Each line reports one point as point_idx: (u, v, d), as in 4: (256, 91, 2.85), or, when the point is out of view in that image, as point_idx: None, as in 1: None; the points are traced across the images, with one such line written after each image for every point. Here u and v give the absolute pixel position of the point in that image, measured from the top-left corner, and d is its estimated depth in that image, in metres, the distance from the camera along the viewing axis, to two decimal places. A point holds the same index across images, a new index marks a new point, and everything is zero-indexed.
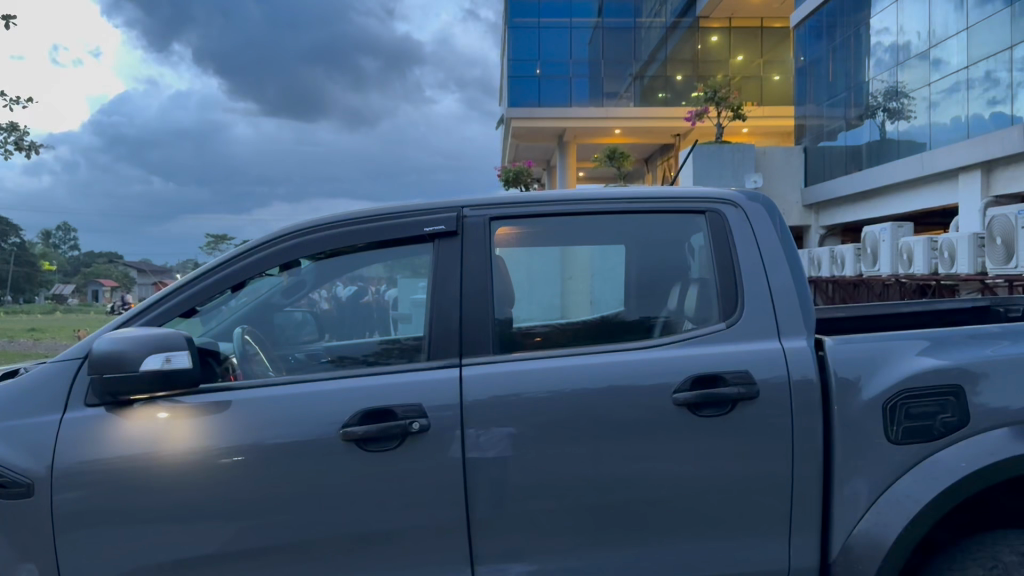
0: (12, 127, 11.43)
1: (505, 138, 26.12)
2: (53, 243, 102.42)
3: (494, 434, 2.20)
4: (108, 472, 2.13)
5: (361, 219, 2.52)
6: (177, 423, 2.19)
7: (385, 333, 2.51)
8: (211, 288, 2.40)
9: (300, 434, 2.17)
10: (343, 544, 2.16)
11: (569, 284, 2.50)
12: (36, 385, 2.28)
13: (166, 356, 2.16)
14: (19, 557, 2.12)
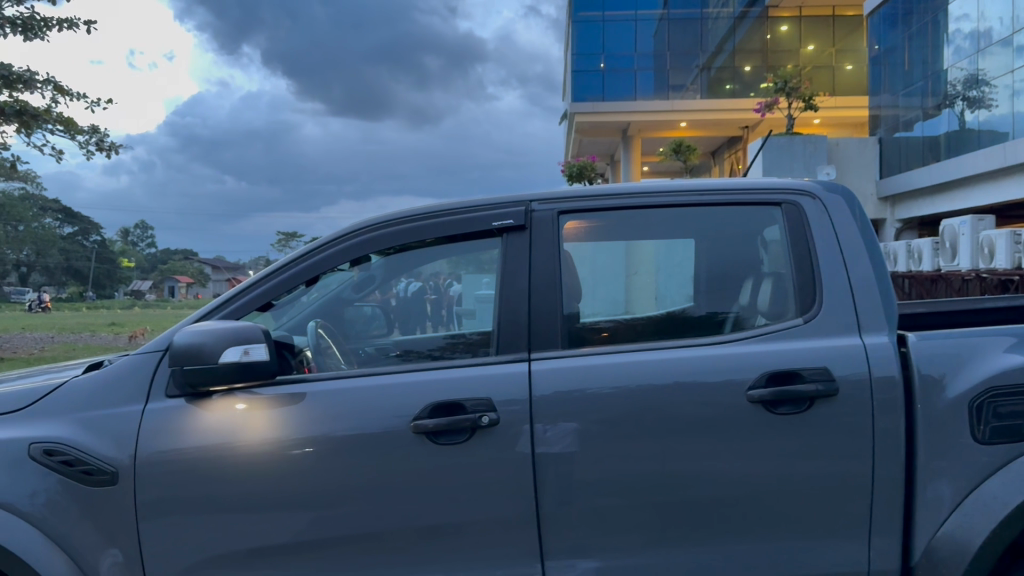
0: (94, 128, 11.97)
1: (568, 134, 25.93)
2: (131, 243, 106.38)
3: (562, 430, 2.19)
4: (191, 462, 2.19)
5: (428, 214, 2.53)
6: (254, 415, 2.23)
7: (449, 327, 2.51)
8: (286, 284, 2.44)
9: (370, 426, 2.20)
10: (411, 536, 2.18)
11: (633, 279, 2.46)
12: (118, 377, 2.34)
13: (245, 348, 2.21)
14: (104, 543, 2.18)
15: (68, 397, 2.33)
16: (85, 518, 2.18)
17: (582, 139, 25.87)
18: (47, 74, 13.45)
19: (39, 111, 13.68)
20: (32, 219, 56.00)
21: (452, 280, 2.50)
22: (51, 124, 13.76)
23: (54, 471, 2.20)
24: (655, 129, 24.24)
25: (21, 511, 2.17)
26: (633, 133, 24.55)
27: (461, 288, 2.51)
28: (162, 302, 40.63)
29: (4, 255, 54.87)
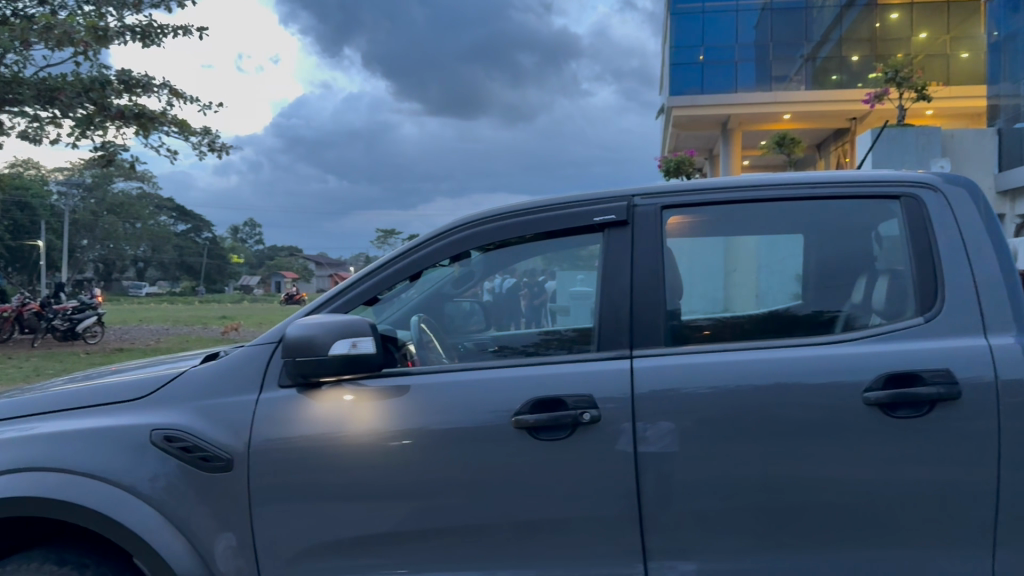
0: (206, 131, 12.65)
1: (665, 129, 25.43)
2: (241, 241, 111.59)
3: (664, 428, 2.17)
4: (303, 449, 2.25)
5: (526, 211, 2.53)
6: (362, 406, 2.28)
7: (543, 324, 2.52)
8: (390, 279, 2.50)
9: (473, 418, 2.22)
10: (511, 530, 2.19)
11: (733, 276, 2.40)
12: (233, 368, 2.42)
13: (353, 341, 2.27)
14: (219, 528, 2.25)
15: (186, 386, 2.41)
16: (201, 502, 2.26)
17: (679, 133, 25.39)
18: (165, 79, 14.30)
19: (156, 114, 14.53)
20: (150, 216, 59.05)
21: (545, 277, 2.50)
22: (166, 125, 14.58)
23: (174, 456, 2.28)
24: (758, 121, 23.41)
25: (144, 493, 2.26)
26: (733, 126, 23.80)
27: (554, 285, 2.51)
28: (283, 293, 41.77)
29: (123, 250, 57.99)
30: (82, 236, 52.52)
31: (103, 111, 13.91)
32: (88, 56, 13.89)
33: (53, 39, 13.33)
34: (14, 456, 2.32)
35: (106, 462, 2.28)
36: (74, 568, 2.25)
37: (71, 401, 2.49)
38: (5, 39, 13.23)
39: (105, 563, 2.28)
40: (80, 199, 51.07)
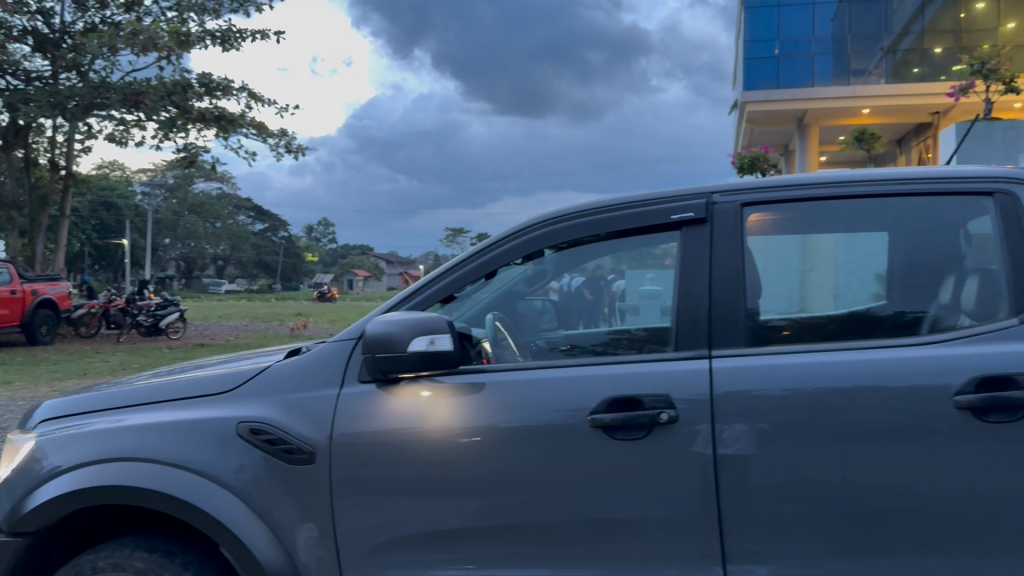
0: (283, 133, 13.01)
1: (739, 123, 23.79)
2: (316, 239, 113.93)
3: (742, 429, 2.14)
4: (382, 444, 2.29)
5: (601, 209, 2.52)
6: (439, 401, 2.31)
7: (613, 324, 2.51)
8: (466, 277, 2.52)
9: (548, 416, 2.23)
10: (584, 529, 2.19)
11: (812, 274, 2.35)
12: (314, 363, 2.47)
13: (431, 338, 2.31)
14: (300, 519, 2.31)
15: (271, 380, 2.48)
16: (284, 494, 2.32)
17: (753, 129, 23.61)
18: (242, 82, 14.73)
19: (235, 116, 15.03)
20: (229, 216, 60.91)
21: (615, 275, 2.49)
22: (245, 127, 15.05)
23: (259, 449, 2.35)
24: (835, 117, 21.70)
25: (229, 484, 2.33)
26: (809, 121, 22.01)
27: (624, 283, 2.50)
28: (352, 297, 42.13)
29: (204, 249, 59.94)
30: (165, 236, 54.51)
31: (184, 114, 14.56)
32: (170, 61, 14.41)
33: (138, 45, 13.88)
34: (108, 446, 2.42)
35: (194, 453, 2.36)
36: (163, 555, 2.34)
37: (157, 395, 2.58)
38: (94, 46, 13.81)
39: (192, 551, 2.36)
40: (162, 200, 53.08)
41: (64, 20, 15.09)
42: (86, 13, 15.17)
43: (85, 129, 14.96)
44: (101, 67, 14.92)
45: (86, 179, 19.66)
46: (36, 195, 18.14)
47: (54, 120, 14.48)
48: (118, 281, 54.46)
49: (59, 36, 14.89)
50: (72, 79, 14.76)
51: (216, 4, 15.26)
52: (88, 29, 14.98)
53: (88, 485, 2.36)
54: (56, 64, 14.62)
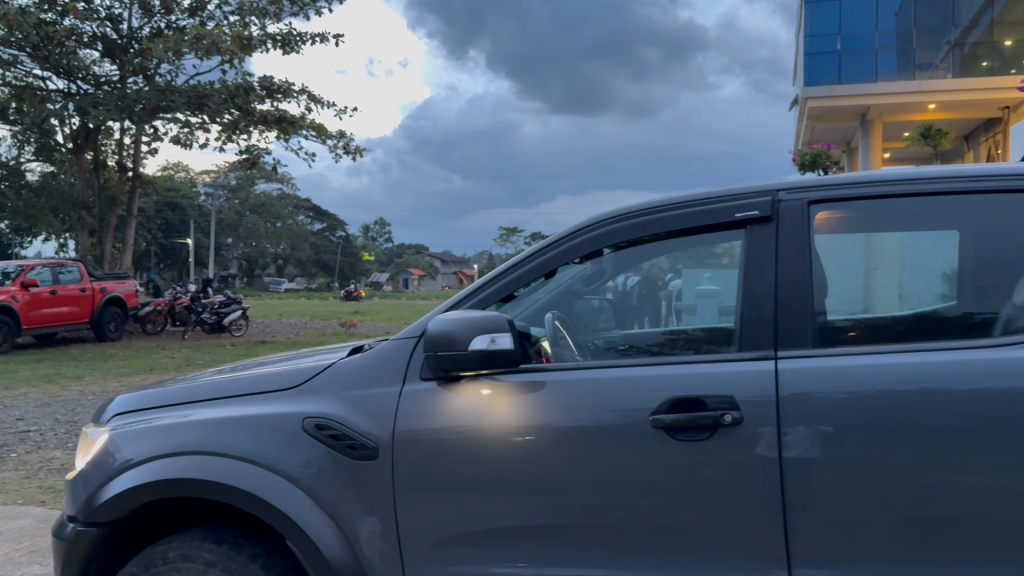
0: (341, 135, 13.25)
1: (799, 119, 22.99)
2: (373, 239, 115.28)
3: (806, 432, 2.11)
4: (443, 441, 2.31)
5: (662, 207, 2.50)
6: (499, 400, 2.32)
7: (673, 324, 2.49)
8: (527, 276, 2.53)
9: (606, 415, 2.23)
10: (644, 530, 2.18)
11: (879, 273, 2.29)
12: (376, 361, 2.50)
13: (491, 336, 2.32)
14: (364, 513, 2.34)
15: (335, 377, 2.51)
16: (347, 489, 2.36)
17: (814, 125, 22.80)
18: (302, 85, 15.05)
19: (296, 118, 15.38)
20: (289, 216, 62.03)
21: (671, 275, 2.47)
22: (305, 129, 15.38)
23: (324, 444, 2.39)
24: (901, 112, 20.82)
25: (295, 478, 2.38)
26: (874, 116, 21.09)
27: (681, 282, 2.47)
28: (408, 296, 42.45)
29: (265, 249, 61.19)
30: (227, 235, 55.84)
31: (247, 117, 15.02)
32: (233, 64, 14.77)
33: (202, 49, 14.28)
34: (178, 440, 2.49)
35: (261, 448, 2.41)
36: (231, 547, 2.39)
37: (224, 390, 2.64)
38: (160, 51, 14.22)
39: (259, 544, 2.42)
40: (225, 200, 54.46)
41: (132, 25, 15.55)
42: (152, 19, 15.63)
43: (152, 131, 15.41)
44: (167, 70, 15.36)
45: (152, 180, 20.27)
46: (105, 195, 18.73)
47: (123, 123, 14.90)
48: (183, 279, 56.06)
49: (127, 41, 15.36)
50: (139, 83, 15.21)
51: (277, 8, 15.60)
52: (154, 34, 15.42)
53: (159, 478, 2.43)
54: (124, 68, 15.09)
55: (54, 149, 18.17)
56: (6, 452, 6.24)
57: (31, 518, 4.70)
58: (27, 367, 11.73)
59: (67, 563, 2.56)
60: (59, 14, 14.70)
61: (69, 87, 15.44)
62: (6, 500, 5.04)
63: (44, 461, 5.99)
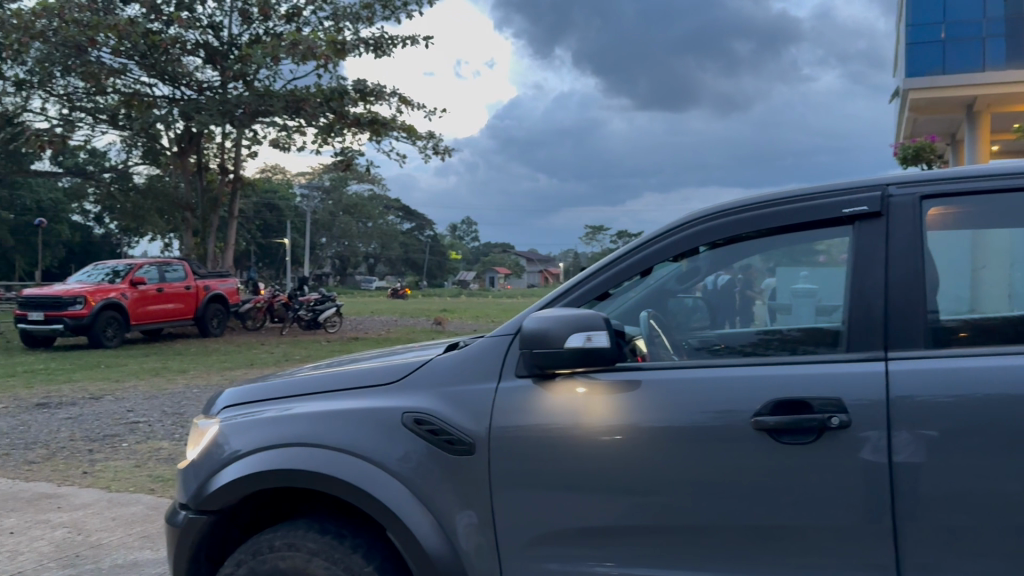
0: (430, 135, 13.49)
1: (900, 111, 21.99)
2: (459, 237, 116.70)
3: (911, 436, 2.04)
4: (539, 438, 2.32)
5: (762, 203, 2.44)
6: (595, 398, 2.31)
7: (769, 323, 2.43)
8: (623, 274, 2.51)
9: (702, 416, 2.20)
10: (742, 534, 2.14)
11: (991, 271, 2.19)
12: (472, 358, 2.53)
13: (588, 334, 2.30)
14: (462, 506, 2.37)
15: (431, 373, 2.56)
16: (445, 484, 2.39)
17: (916, 118, 21.78)
18: (394, 87, 15.37)
19: (388, 120, 15.73)
20: (379, 216, 63.35)
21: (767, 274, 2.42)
22: (396, 131, 15.70)
23: (422, 438, 2.43)
24: (1012, 102, 19.68)
25: (394, 472, 2.43)
26: (981, 108, 20.02)
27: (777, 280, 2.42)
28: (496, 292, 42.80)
29: (356, 248, 62.69)
30: (321, 234, 57.55)
31: (341, 120, 15.44)
32: (328, 68, 15.17)
33: (299, 54, 14.72)
34: (282, 433, 2.58)
35: (361, 440, 2.48)
36: (334, 537, 2.47)
37: (324, 385, 2.72)
38: (259, 57, 14.75)
39: (360, 535, 2.49)
40: (320, 201, 56.19)
41: (232, 32, 16.16)
42: (251, 25, 16.20)
43: (252, 134, 16.01)
44: (265, 75, 15.91)
45: (251, 182, 21.03)
46: (208, 197, 19.53)
47: (224, 127, 15.49)
48: (280, 278, 58.03)
49: (227, 47, 15.98)
50: (239, 88, 15.82)
51: (370, 13, 15.99)
52: (253, 40, 15.99)
53: (265, 468, 2.53)
54: (225, 74, 15.71)
55: (161, 153, 19.07)
56: (119, 442, 6.59)
57: (142, 506, 4.94)
58: (137, 361, 12.36)
59: (179, 549, 2.68)
60: (165, 24, 15.41)
61: (174, 93, 16.17)
62: (119, 488, 5.33)
63: (153, 451, 6.30)
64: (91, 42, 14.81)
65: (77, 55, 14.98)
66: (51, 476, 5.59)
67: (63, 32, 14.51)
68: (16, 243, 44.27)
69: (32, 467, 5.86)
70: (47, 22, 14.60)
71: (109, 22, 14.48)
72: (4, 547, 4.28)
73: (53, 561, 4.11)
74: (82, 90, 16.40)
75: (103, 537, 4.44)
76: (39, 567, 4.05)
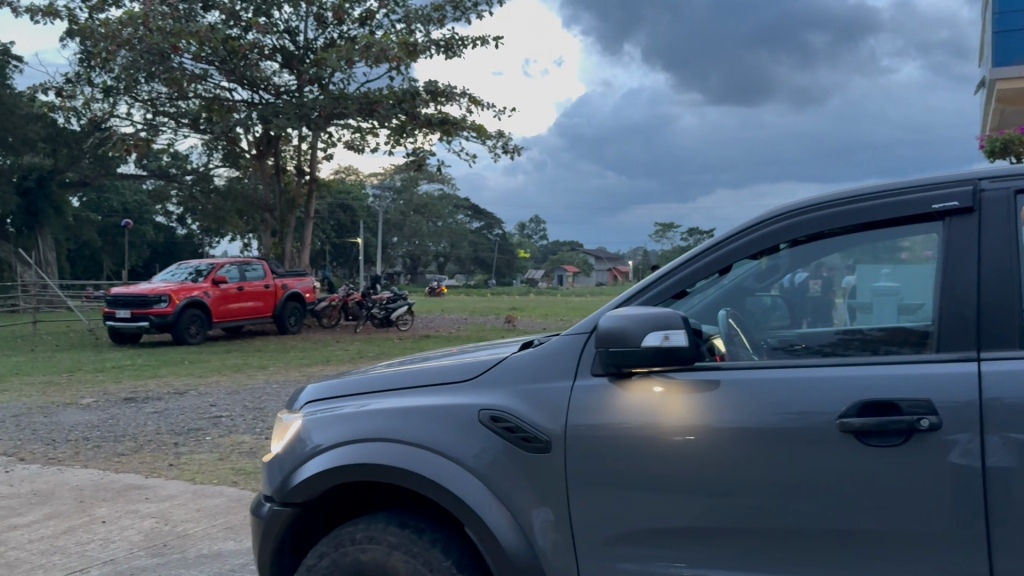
0: (500, 135, 13.58)
1: (988, 104, 21.03)
2: (529, 236, 117.04)
3: (1002, 441, 1.97)
4: (616, 438, 2.32)
5: (845, 199, 2.37)
6: (673, 398, 2.30)
7: (849, 322, 2.38)
8: (700, 272, 2.48)
9: (778, 417, 2.17)
10: (824, 539, 2.11)
11: None
12: (547, 356, 2.54)
13: (665, 333, 2.29)
14: (539, 503, 2.39)
15: (507, 372, 2.58)
16: (521, 480, 2.41)
17: (1006, 110, 20.80)
18: (464, 88, 15.49)
19: (458, 121, 15.88)
20: (449, 216, 63.93)
21: (846, 273, 2.37)
22: (467, 131, 15.83)
23: (499, 436, 2.46)
24: None
25: (471, 467, 2.46)
26: None
27: (855, 279, 2.38)
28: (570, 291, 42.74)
29: (426, 248, 63.39)
30: (392, 234, 58.46)
31: (413, 121, 15.67)
32: (400, 71, 15.44)
33: (372, 57, 15.01)
34: (362, 427, 2.64)
35: (439, 437, 2.52)
36: (413, 531, 2.52)
37: (401, 381, 2.77)
38: (335, 60, 15.10)
39: (438, 529, 2.53)
40: (391, 201, 57.20)
41: (307, 37, 16.54)
42: (326, 29, 16.57)
43: (327, 137, 16.37)
44: (339, 78, 16.23)
45: (325, 183, 21.49)
46: (285, 198, 20.05)
47: (300, 130, 15.89)
48: (352, 277, 59.18)
49: (303, 52, 16.37)
50: (314, 92, 16.17)
51: (441, 14, 16.16)
52: (327, 44, 16.34)
53: (347, 463, 2.59)
54: (301, 78, 16.08)
55: (241, 156, 19.67)
56: (202, 436, 6.84)
57: (225, 497, 5.12)
58: (219, 357, 12.78)
59: (265, 539, 2.77)
60: (243, 30, 15.89)
61: (252, 97, 16.65)
62: (203, 480, 5.53)
63: (235, 445, 6.52)
64: (174, 49, 15.34)
65: (161, 61, 15.55)
66: (139, 468, 5.84)
67: (148, 39, 15.05)
68: (104, 243, 46.26)
69: (121, 459, 6.13)
70: (133, 31, 15.17)
71: (191, 29, 15.01)
72: (97, 536, 4.49)
73: (142, 549, 4.30)
74: (165, 95, 17.02)
75: (188, 527, 4.62)
76: (130, 554, 4.24)
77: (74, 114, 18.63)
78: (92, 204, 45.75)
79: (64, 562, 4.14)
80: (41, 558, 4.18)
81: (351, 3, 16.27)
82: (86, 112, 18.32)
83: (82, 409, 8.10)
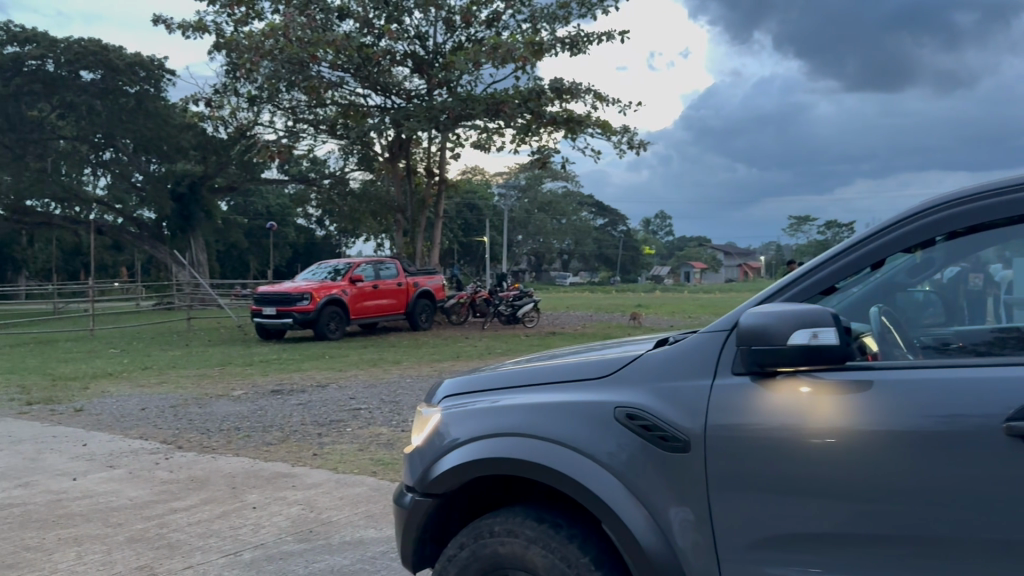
0: (625, 129, 13.44)
1: None
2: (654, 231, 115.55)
3: None
4: (758, 439, 2.26)
5: (1006, 188, 2.22)
6: (821, 398, 2.21)
7: (1009, 320, 2.24)
8: (850, 266, 2.37)
9: (931, 420, 2.07)
10: (986, 550, 1.99)
11: None
12: (686, 354, 2.50)
13: (813, 332, 2.21)
14: (677, 503, 2.35)
15: (644, 369, 2.55)
16: (659, 479, 2.38)
17: None
18: (590, 84, 15.47)
19: (583, 118, 15.88)
20: (573, 213, 63.91)
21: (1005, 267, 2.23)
22: (592, 127, 15.82)
23: (635, 434, 2.44)
24: None
25: (608, 465, 2.45)
26: None
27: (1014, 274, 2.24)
28: (696, 288, 41.83)
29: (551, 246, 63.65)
30: (517, 233, 59.13)
31: (538, 120, 15.78)
32: (525, 70, 15.61)
33: (499, 58, 15.18)
34: (500, 423, 2.68)
35: (576, 433, 2.52)
36: (550, 527, 2.54)
37: (536, 377, 2.80)
38: (463, 62, 15.42)
39: (575, 525, 2.54)
40: (516, 200, 57.89)
41: (436, 41, 16.94)
42: (454, 33, 16.91)
43: (456, 137, 16.73)
44: (467, 81, 16.53)
45: (454, 184, 21.97)
46: (416, 198, 20.65)
47: (429, 132, 16.32)
48: (479, 275, 60.31)
49: (433, 56, 16.78)
50: (443, 94, 16.55)
51: (566, 12, 16.20)
52: (455, 47, 16.70)
53: (484, 457, 2.65)
54: (430, 82, 16.50)
55: (374, 159, 20.43)
56: (343, 427, 7.14)
57: (365, 487, 5.33)
58: (356, 352, 13.33)
59: (407, 529, 2.86)
60: (376, 37, 16.47)
61: (385, 102, 17.23)
62: (345, 470, 5.78)
63: (374, 436, 6.76)
64: (312, 58, 16.06)
65: (300, 70, 16.33)
66: (287, 457, 6.16)
67: (288, 49, 15.78)
68: (250, 244, 49.14)
69: (269, 448, 6.48)
70: (274, 42, 15.93)
71: (327, 38, 15.64)
72: (249, 520, 4.77)
73: (290, 535, 4.53)
74: (304, 103, 17.85)
75: (332, 514, 4.83)
76: (280, 539, 4.48)
77: (222, 123, 19.81)
78: (239, 207, 48.76)
79: (220, 545, 4.42)
80: (199, 541, 4.48)
81: (479, 5, 16.54)
82: (233, 121, 19.45)
83: (233, 401, 8.63)
